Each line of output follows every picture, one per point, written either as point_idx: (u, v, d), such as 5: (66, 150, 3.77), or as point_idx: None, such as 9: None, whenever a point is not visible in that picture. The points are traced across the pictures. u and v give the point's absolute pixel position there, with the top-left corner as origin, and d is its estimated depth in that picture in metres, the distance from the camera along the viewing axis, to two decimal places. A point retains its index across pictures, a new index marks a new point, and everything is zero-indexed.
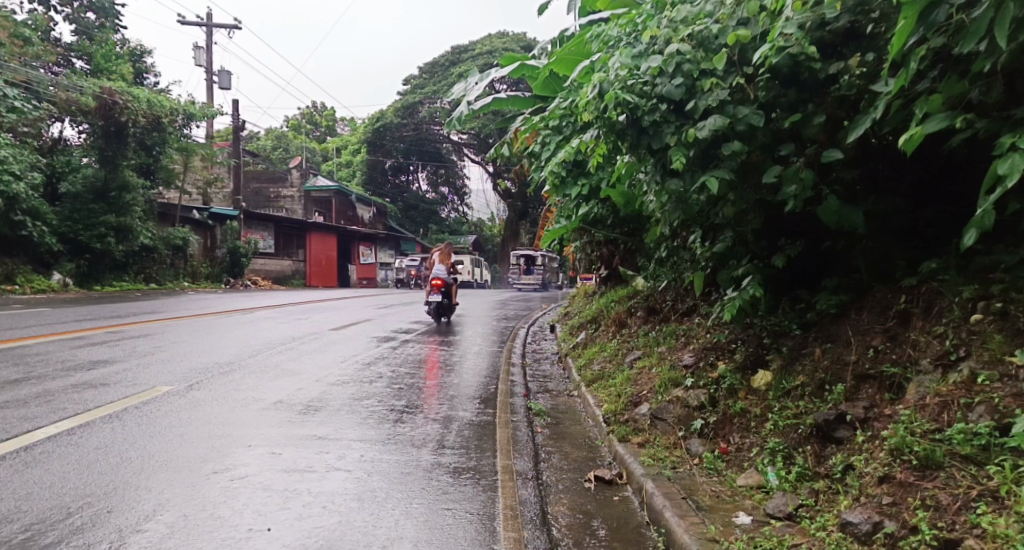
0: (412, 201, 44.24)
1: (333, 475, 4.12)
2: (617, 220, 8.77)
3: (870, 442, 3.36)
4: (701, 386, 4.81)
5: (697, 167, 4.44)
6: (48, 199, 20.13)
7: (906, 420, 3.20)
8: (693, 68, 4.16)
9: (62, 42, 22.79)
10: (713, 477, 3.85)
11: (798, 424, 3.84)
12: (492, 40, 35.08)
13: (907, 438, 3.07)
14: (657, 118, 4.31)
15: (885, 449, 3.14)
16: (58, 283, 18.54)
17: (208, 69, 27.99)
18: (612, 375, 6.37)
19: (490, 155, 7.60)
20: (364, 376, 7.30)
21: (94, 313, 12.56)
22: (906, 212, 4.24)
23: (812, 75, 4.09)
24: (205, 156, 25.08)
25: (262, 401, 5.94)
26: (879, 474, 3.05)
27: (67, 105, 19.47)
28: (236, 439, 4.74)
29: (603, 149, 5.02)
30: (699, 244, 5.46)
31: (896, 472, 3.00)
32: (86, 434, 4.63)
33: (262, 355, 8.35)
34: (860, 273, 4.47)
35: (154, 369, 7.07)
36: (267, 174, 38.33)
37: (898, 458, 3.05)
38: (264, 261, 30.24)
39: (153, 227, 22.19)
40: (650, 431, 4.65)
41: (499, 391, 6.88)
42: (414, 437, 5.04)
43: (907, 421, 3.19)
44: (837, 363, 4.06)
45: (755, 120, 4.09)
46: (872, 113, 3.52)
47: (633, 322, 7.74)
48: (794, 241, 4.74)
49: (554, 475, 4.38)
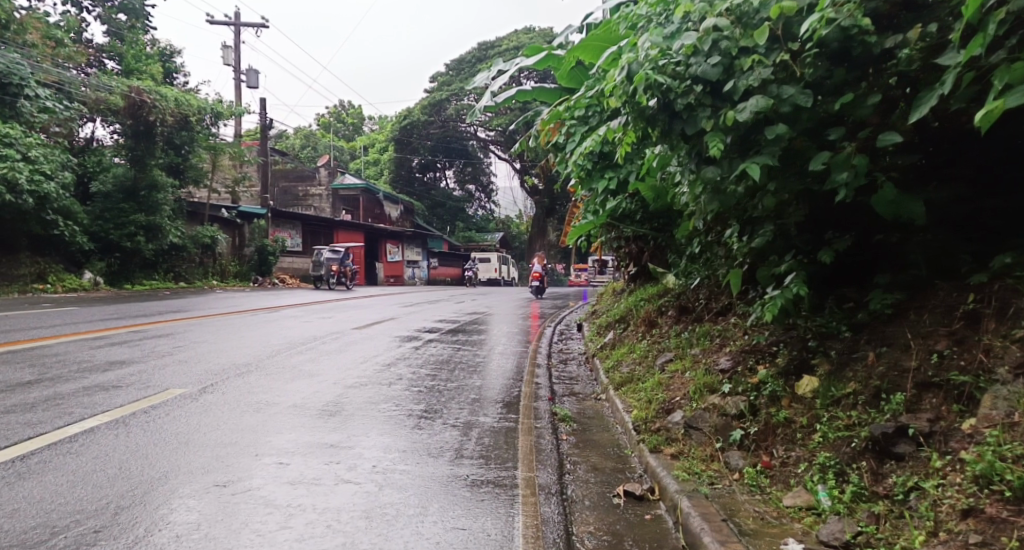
0: (438, 198, 44.46)
1: (342, 489, 3.86)
2: (646, 215, 8.39)
3: (944, 463, 2.98)
4: (739, 392, 4.43)
5: (735, 154, 4.07)
6: (80, 198, 20.35)
7: (992, 442, 2.80)
8: (731, 46, 3.83)
9: (94, 43, 22.93)
10: (756, 495, 3.49)
11: (850, 437, 3.48)
12: (519, 35, 34.82)
13: (997, 465, 2.68)
14: (691, 101, 3.96)
15: (969, 476, 2.77)
16: (90, 282, 18.67)
17: (237, 69, 28.06)
18: (641, 378, 6.01)
19: (515, 149, 7.09)
20: (383, 378, 7.03)
21: (118, 312, 12.48)
22: (970, 200, 3.81)
23: (865, 50, 3.70)
24: (233, 155, 25.04)
25: (276, 405, 5.70)
26: (963, 507, 2.67)
27: (95, 104, 19.71)
28: (245, 447, 4.50)
29: (631, 138, 4.67)
30: (735, 239, 5.04)
31: (983, 505, 2.63)
32: (88, 442, 4.43)
33: (281, 356, 8.13)
34: (917, 268, 4.05)
35: (169, 371, 6.88)
36: (295, 172, 38.32)
37: (985, 488, 2.68)
38: (292, 259, 30.29)
39: (182, 226, 22.26)
40: (684, 442, 4.28)
41: (523, 394, 6.54)
42: (431, 445, 4.75)
43: (994, 443, 2.80)
44: (895, 369, 3.66)
45: (802, 100, 3.72)
46: (939, 86, 3.11)
47: (664, 322, 7.37)
48: (843, 234, 4.33)
49: (579, 489, 4.06)
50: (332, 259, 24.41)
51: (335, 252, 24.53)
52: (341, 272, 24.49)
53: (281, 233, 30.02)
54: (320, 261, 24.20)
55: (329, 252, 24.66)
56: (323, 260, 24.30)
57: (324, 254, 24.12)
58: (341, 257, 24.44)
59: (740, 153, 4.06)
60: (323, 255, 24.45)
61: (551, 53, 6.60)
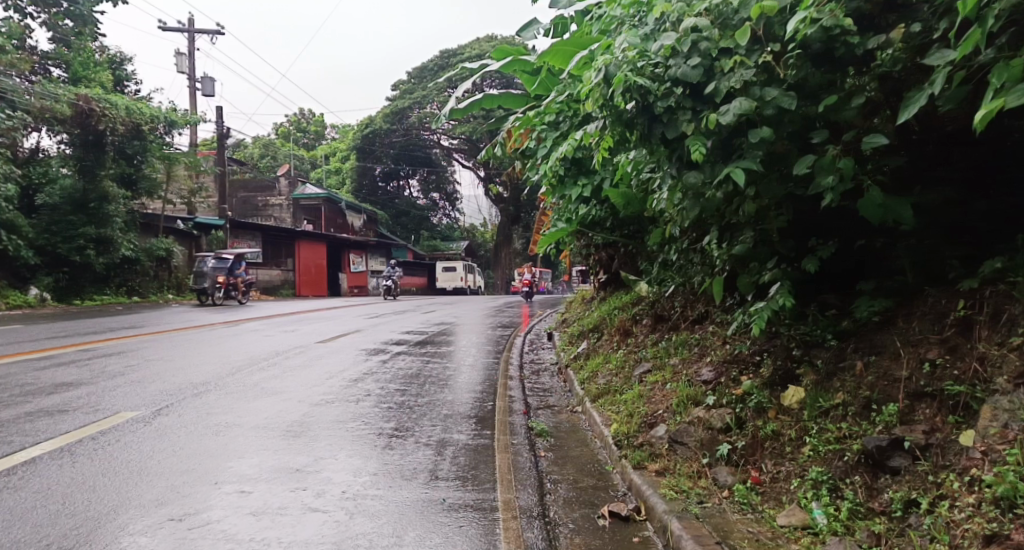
0: (402, 207, 44.17)
1: (310, 518, 3.60)
2: (617, 222, 8.26)
3: (949, 482, 2.86)
4: (723, 405, 4.29)
5: (717, 159, 3.95)
6: (25, 211, 19.51)
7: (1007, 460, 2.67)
8: (711, 46, 3.69)
9: (38, 50, 21.99)
10: (749, 514, 3.33)
11: (842, 450, 3.37)
12: (480, 43, 34.77)
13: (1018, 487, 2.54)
14: (671, 104, 3.83)
15: (986, 497, 2.64)
16: (36, 298, 17.90)
17: (191, 76, 27.32)
18: (619, 389, 5.85)
19: (482, 156, 6.83)
20: (351, 395, 6.75)
21: (67, 329, 11.89)
22: (956, 205, 3.75)
23: (848, 51, 3.61)
24: (189, 165, 24.29)
25: (238, 426, 5.39)
26: (983, 531, 2.54)
27: (41, 113, 18.66)
28: (205, 475, 4.21)
29: (608, 142, 4.52)
30: (715, 246, 4.92)
31: (1007, 530, 2.48)
32: (29, 475, 4.08)
33: (242, 373, 7.76)
34: (903, 274, 3.98)
35: (122, 392, 6.50)
36: (254, 182, 37.51)
37: (1007, 512, 2.54)
38: (253, 271, 29.53)
39: (135, 238, 21.49)
40: (669, 457, 4.13)
41: (496, 409, 6.31)
42: (405, 466, 4.50)
43: (1008, 461, 2.67)
44: (885, 380, 3.57)
45: (786, 102, 3.60)
46: (929, 87, 3.03)
47: (639, 331, 7.23)
48: (826, 241, 4.25)
49: (562, 511, 3.86)
50: (218, 269, 21.02)
51: (221, 260, 21.19)
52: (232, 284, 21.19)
53: (240, 244, 29.27)
54: (205, 271, 20.69)
55: (216, 261, 21.25)
56: (208, 270, 20.83)
57: (209, 263, 20.67)
58: (230, 266, 21.11)
59: (722, 157, 3.95)
60: (208, 264, 20.94)
61: (518, 56, 6.37)
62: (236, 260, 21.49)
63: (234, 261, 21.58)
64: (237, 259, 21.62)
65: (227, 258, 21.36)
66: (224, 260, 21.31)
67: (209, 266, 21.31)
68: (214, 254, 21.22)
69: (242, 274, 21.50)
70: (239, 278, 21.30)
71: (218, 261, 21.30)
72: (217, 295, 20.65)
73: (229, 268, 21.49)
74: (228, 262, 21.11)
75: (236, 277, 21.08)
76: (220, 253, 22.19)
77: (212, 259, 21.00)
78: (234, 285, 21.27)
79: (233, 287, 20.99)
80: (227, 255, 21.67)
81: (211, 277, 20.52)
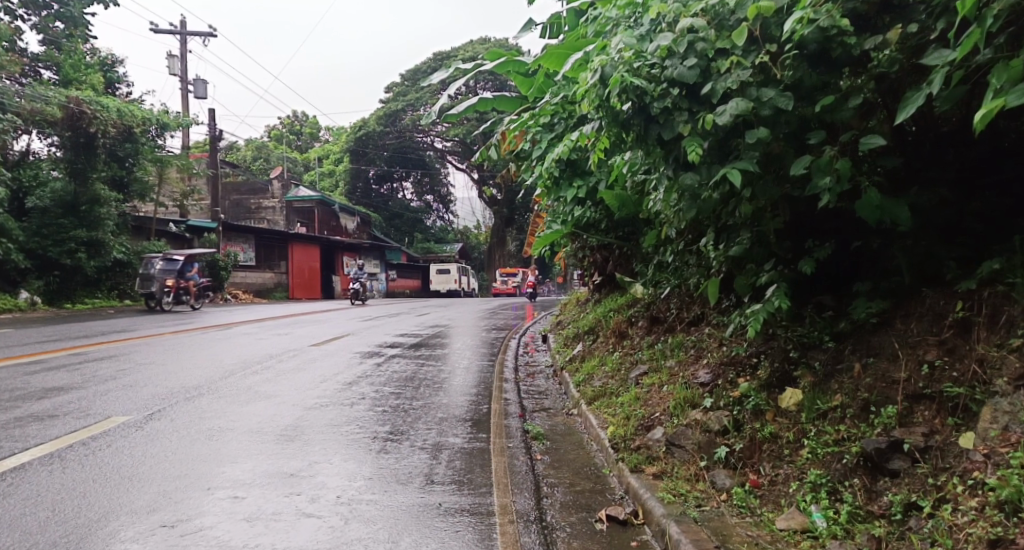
0: (395, 210, 44.00)
1: (304, 524, 3.56)
2: (612, 224, 8.23)
3: (952, 487, 2.84)
4: (721, 407, 4.26)
5: (713, 160, 3.93)
6: (15, 214, 19.43)
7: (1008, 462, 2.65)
8: (707, 47, 3.68)
9: (29, 52, 21.89)
10: (747, 518, 3.31)
11: (840, 452, 3.35)
12: (473, 46, 34.86)
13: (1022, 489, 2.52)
14: (667, 105, 3.81)
15: (990, 501, 2.61)
16: (26, 302, 17.73)
17: (184, 79, 27.21)
18: (616, 392, 5.83)
19: (475, 157, 6.78)
20: (345, 398, 6.70)
21: (58, 333, 11.78)
22: (952, 205, 3.75)
23: (844, 52, 3.59)
24: (182, 168, 24.17)
25: (231, 430, 5.34)
26: (987, 535, 2.52)
27: (31, 115, 18.59)
28: (197, 480, 4.16)
29: (604, 143, 4.50)
30: (711, 247, 4.89)
31: (1011, 534, 2.46)
32: (18, 481, 4.03)
33: (235, 377, 7.70)
34: (900, 275, 3.96)
35: (114, 396, 6.44)
36: (247, 185, 36.83)
37: (1011, 515, 2.52)
38: (245, 274, 29.38)
39: (127, 241, 21.33)
40: (666, 460, 4.10)
41: (492, 412, 6.28)
42: (401, 471, 4.46)
43: (1009, 463, 2.65)
44: (883, 381, 3.56)
45: (782, 103, 3.59)
46: (926, 86, 3.02)
47: (635, 333, 7.20)
48: (822, 243, 4.24)
49: (559, 514, 3.83)
50: (167, 272, 19.48)
51: (171, 262, 19.65)
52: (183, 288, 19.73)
53: (233, 247, 29.11)
54: (151, 274, 19.01)
55: (163, 263, 19.49)
56: (155, 273, 19.15)
57: (156, 265, 19.03)
58: (179, 268, 19.41)
59: (718, 158, 3.93)
60: (154, 267, 19.19)
61: (513, 58, 6.35)
62: (186, 261, 19.85)
63: (185, 263, 20.02)
64: (188, 261, 20.12)
65: (176, 260, 19.63)
66: (174, 262, 19.82)
67: (158, 268, 19.64)
68: (164, 255, 19.68)
69: (193, 278, 19.86)
70: (190, 282, 19.86)
71: (166, 263, 19.59)
72: (167, 300, 19.09)
73: (180, 270, 20.04)
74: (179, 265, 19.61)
75: (188, 281, 19.67)
76: (170, 254, 20.55)
77: (160, 260, 19.44)
78: (185, 289, 19.77)
79: (182, 291, 19.52)
80: (177, 257, 19.96)
81: (159, 281, 18.93)
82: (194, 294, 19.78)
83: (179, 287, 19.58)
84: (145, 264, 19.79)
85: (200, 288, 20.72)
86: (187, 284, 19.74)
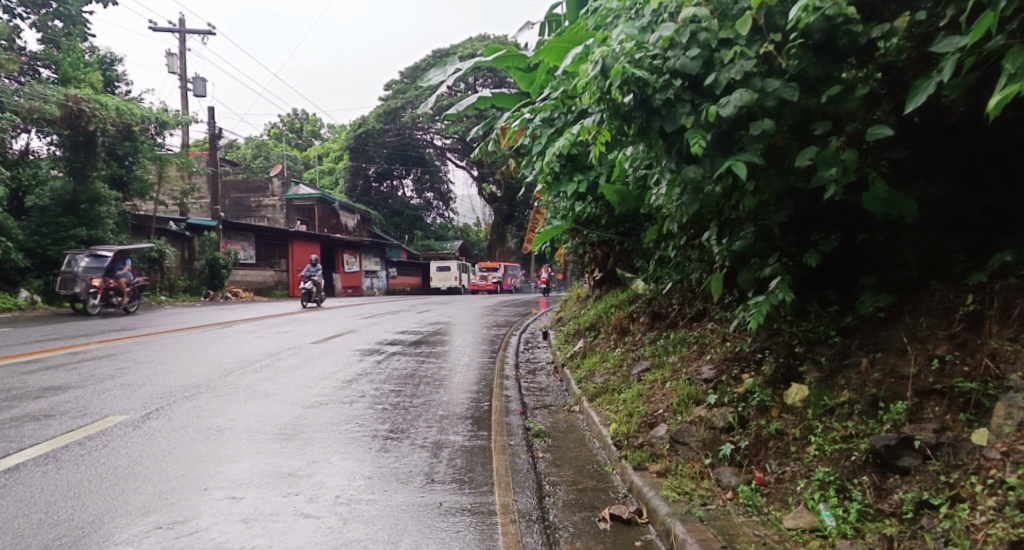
0: (396, 207, 43.92)
1: (302, 525, 3.50)
2: (613, 219, 8.11)
3: (967, 486, 2.79)
4: (725, 404, 4.19)
5: (717, 152, 3.84)
6: (14, 214, 19.40)
7: None
8: (710, 37, 3.60)
9: (27, 51, 21.75)
10: (754, 516, 3.24)
11: (849, 450, 3.29)
12: (473, 42, 34.80)
13: None
14: (670, 96, 3.74)
15: (1009, 501, 2.56)
16: (26, 301, 17.66)
17: (183, 77, 27.05)
18: (618, 389, 5.76)
19: (475, 154, 6.69)
20: (345, 396, 6.63)
21: (57, 332, 11.71)
22: (960, 197, 3.68)
23: (851, 40, 3.52)
24: (181, 166, 24.02)
25: (229, 429, 5.28)
26: (1007, 536, 2.47)
27: (30, 114, 18.46)
28: (195, 480, 4.09)
29: (605, 136, 4.42)
30: (714, 242, 4.81)
31: None
32: (12, 482, 3.97)
33: (234, 375, 7.64)
34: (907, 269, 3.90)
35: (111, 396, 6.38)
36: (246, 183, 36.90)
37: None
38: (246, 272, 29.29)
39: (127, 239, 21.28)
40: (671, 457, 4.03)
41: (493, 410, 6.21)
42: (401, 469, 4.40)
43: None
44: (891, 376, 3.50)
45: (787, 94, 3.51)
46: (937, 75, 2.95)
47: (636, 329, 7.12)
48: (828, 235, 4.17)
49: (562, 513, 3.76)
50: (92, 270, 16.68)
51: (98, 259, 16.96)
52: (114, 287, 16.99)
53: (233, 245, 28.97)
54: (74, 273, 16.25)
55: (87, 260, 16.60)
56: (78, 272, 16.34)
57: (80, 263, 16.26)
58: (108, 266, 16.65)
59: (722, 150, 3.85)
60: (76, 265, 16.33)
61: (512, 52, 6.28)
62: (118, 257, 17.11)
63: (116, 259, 17.23)
64: (118, 257, 17.45)
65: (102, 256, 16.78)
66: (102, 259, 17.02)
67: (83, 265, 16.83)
68: (89, 252, 17.07)
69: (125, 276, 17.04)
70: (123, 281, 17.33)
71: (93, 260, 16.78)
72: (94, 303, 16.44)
73: (109, 267, 17.20)
74: (107, 262, 16.86)
75: (120, 280, 16.96)
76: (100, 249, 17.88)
77: (85, 258, 16.69)
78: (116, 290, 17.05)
79: (114, 292, 16.88)
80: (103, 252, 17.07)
81: (85, 281, 16.22)
82: (129, 295, 17.20)
83: (107, 288, 16.77)
84: (68, 262, 16.99)
85: (136, 288, 18.16)
86: (120, 282, 17.01)
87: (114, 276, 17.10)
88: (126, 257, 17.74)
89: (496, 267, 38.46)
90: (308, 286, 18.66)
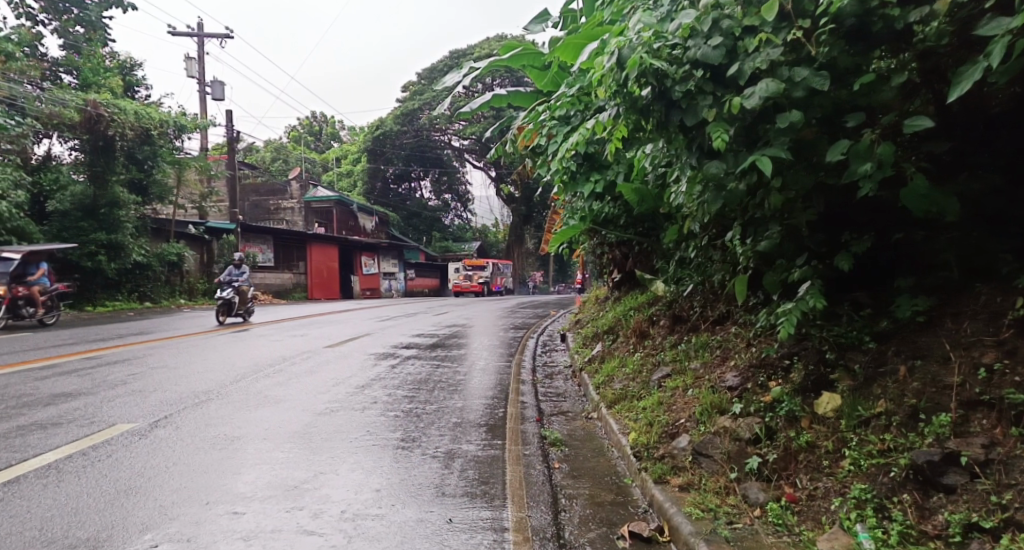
0: (414, 209, 43.85)
1: (307, 541, 3.35)
2: (632, 219, 7.86)
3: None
4: (751, 414, 3.96)
5: (741, 147, 3.61)
6: (36, 218, 19.46)
7: None
8: (733, 25, 3.40)
9: (50, 57, 21.93)
10: (784, 537, 3.01)
11: (887, 465, 3.06)
12: (491, 42, 34.61)
13: None
14: (690, 88, 3.53)
15: None
16: None
17: (201, 81, 27.16)
18: (637, 395, 5.54)
19: (491, 155, 6.45)
20: (357, 403, 6.47)
21: (74, 336, 11.68)
22: (1005, 193, 3.44)
23: (886, 25, 3.29)
24: (200, 169, 24.02)
25: (237, 437, 5.14)
26: None
27: (50, 119, 18.59)
28: (199, 493, 3.96)
29: (622, 131, 4.20)
30: (738, 243, 4.58)
31: None
32: (9, 496, 3.84)
33: (247, 381, 7.50)
34: (947, 270, 3.71)
35: (121, 402, 6.27)
36: (265, 186, 37.14)
37: None
38: (264, 275, 29.40)
39: (146, 244, 21.38)
40: (694, 470, 3.80)
41: (508, 416, 6.02)
42: (413, 481, 4.23)
43: None
44: (933, 386, 3.28)
45: (817, 83, 3.28)
46: (985, 59, 2.72)
47: (656, 332, 6.88)
48: (861, 235, 3.93)
49: (578, 531, 3.55)
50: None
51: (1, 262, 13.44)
52: (26, 297, 13.56)
53: (252, 248, 29.02)
54: None
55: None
56: None
57: None
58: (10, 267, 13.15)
59: (746, 145, 3.62)
60: None
61: (527, 49, 6.10)
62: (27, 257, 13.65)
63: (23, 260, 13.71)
64: (29, 258, 14.02)
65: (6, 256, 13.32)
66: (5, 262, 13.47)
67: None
68: None
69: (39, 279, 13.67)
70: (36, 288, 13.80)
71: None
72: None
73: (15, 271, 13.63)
74: (14, 265, 13.39)
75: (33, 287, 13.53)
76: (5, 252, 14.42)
77: None
78: (26, 299, 13.51)
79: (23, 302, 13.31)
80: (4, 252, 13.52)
81: None
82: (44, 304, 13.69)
83: (15, 297, 13.31)
84: None
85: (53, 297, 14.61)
86: (33, 290, 13.61)
87: (24, 283, 13.67)
88: (40, 259, 14.25)
89: (484, 266, 37.34)
90: (226, 295, 13.92)
